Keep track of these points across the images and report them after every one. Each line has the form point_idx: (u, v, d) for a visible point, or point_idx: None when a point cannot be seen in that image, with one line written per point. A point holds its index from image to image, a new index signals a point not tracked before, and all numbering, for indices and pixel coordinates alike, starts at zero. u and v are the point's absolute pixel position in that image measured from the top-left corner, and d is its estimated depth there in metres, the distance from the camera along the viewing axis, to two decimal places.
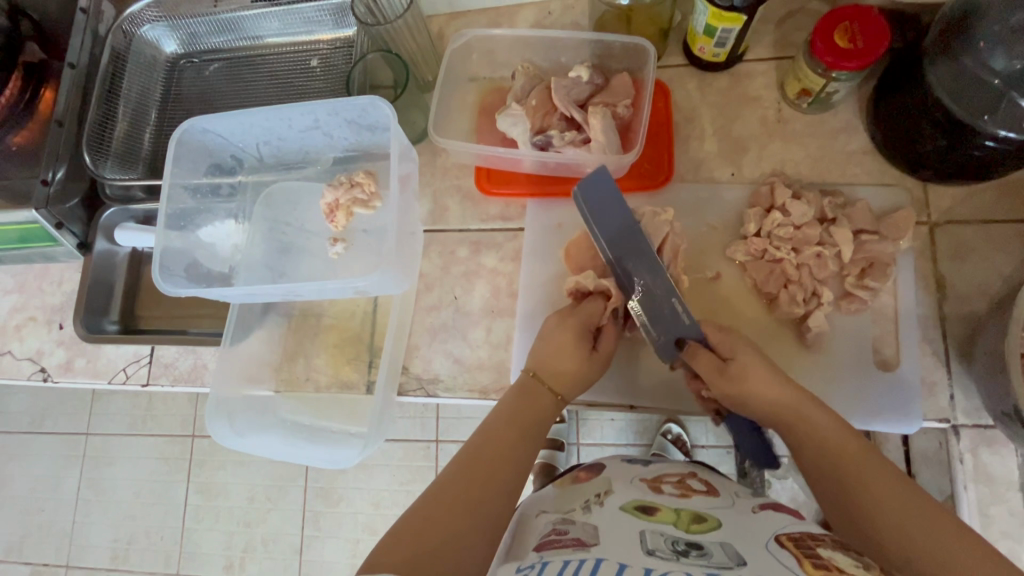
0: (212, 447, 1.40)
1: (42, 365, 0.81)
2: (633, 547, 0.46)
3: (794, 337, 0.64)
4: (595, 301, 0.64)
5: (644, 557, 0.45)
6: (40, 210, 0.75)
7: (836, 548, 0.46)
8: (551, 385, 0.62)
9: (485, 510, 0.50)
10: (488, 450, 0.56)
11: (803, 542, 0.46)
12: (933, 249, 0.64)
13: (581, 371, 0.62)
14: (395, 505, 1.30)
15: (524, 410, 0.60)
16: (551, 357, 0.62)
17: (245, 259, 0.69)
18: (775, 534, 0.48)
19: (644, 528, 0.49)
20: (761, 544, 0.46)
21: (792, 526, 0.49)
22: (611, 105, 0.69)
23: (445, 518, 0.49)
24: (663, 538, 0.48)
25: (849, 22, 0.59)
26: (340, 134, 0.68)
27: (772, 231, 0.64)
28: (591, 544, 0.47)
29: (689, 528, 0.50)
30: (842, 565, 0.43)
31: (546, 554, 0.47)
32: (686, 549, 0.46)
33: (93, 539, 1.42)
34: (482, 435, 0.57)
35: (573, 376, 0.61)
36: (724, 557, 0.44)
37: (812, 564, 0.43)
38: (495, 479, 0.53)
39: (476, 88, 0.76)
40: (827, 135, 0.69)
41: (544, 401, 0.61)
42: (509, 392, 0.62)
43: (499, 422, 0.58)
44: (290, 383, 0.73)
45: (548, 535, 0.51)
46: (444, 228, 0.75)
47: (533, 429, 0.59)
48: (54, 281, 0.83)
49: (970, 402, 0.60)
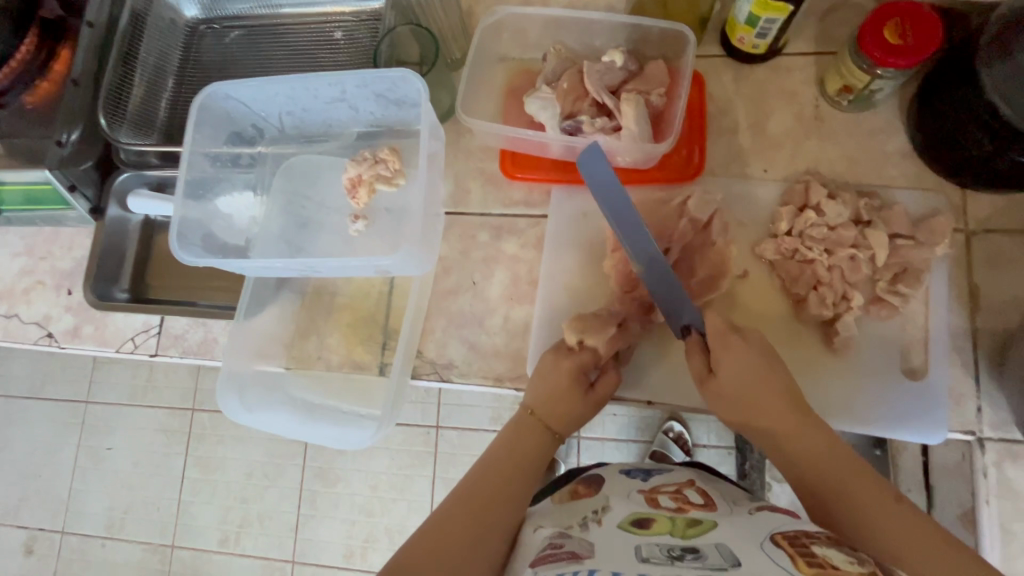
0: (211, 422, 1.40)
1: (49, 330, 0.80)
2: (627, 556, 0.46)
3: (821, 341, 0.62)
4: (586, 352, 0.62)
5: (638, 565, 0.44)
6: (53, 170, 0.74)
7: (830, 545, 0.44)
8: (550, 423, 0.61)
9: (484, 546, 0.53)
10: (485, 485, 0.57)
11: (798, 540, 0.45)
12: (968, 257, 0.62)
13: (577, 409, 0.61)
14: (392, 489, 1.30)
15: (521, 445, 0.61)
16: (548, 393, 0.61)
17: (263, 233, 0.67)
18: (770, 535, 0.46)
19: (639, 541, 0.48)
20: (756, 542, 0.45)
21: (786, 527, 0.48)
22: (644, 93, 0.67)
23: (445, 551, 0.52)
24: (658, 546, 0.47)
25: (900, 19, 0.57)
26: (366, 108, 0.66)
27: (804, 230, 0.62)
28: (586, 556, 0.46)
29: (685, 534, 0.49)
30: (837, 562, 0.42)
31: (540, 568, 0.46)
32: (681, 553, 0.45)
33: (89, 507, 1.42)
34: (484, 466, 0.59)
35: (569, 413, 0.61)
36: (719, 558, 0.44)
37: (807, 561, 0.41)
38: (492, 512, 0.55)
39: (505, 69, 0.73)
40: (865, 134, 0.67)
41: (538, 435, 0.61)
42: (507, 427, 0.62)
43: (498, 455, 0.60)
44: (301, 361, 0.72)
45: (544, 550, 0.50)
46: (465, 211, 0.73)
47: (531, 464, 0.60)
48: (63, 246, 0.82)
49: (997, 415, 0.59)
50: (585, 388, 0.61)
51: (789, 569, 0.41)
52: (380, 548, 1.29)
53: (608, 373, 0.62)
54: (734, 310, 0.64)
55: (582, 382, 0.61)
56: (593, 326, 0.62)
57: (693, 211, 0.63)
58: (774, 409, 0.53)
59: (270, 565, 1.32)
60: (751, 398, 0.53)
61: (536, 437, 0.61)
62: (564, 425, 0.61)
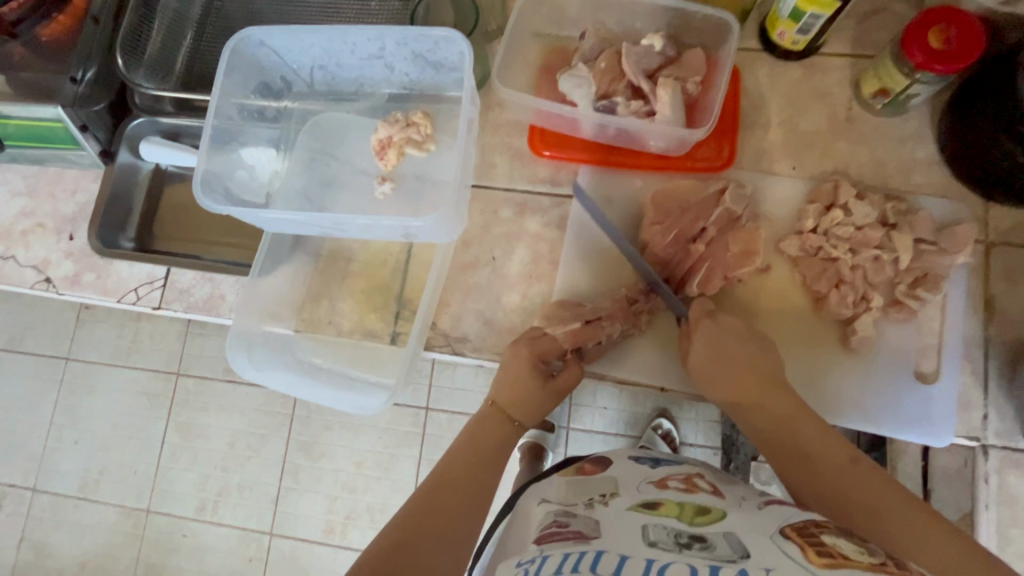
0: (196, 387, 1.37)
1: (47, 274, 0.77)
2: (634, 539, 0.45)
3: (837, 340, 0.63)
4: (554, 339, 0.63)
5: (646, 549, 0.43)
6: (65, 108, 0.71)
7: (839, 534, 0.44)
8: (507, 411, 0.64)
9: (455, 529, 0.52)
10: (452, 472, 0.58)
11: (808, 530, 0.45)
12: (986, 268, 0.63)
13: (536, 397, 0.64)
14: (378, 467, 1.29)
15: (483, 436, 0.62)
16: (504, 382, 0.64)
17: (285, 188, 0.66)
18: (780, 526, 0.46)
19: (645, 523, 0.47)
20: (765, 534, 0.45)
21: (794, 517, 0.47)
22: (681, 80, 0.66)
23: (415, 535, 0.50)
24: (665, 531, 0.46)
25: (946, 24, 0.57)
26: (402, 68, 0.65)
27: (830, 229, 0.63)
28: (593, 537, 0.46)
29: (693, 521, 0.48)
30: (847, 552, 0.42)
31: (546, 548, 0.45)
32: (690, 541, 0.44)
33: (62, 466, 1.38)
34: (448, 460, 0.59)
35: (528, 401, 0.64)
36: (728, 549, 0.43)
37: (816, 551, 0.41)
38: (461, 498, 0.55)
39: (540, 45, 0.72)
40: (895, 140, 0.67)
41: (498, 424, 0.63)
42: (470, 419, 0.64)
43: (459, 448, 0.61)
44: (310, 324, 0.71)
45: (549, 527, 0.49)
46: (489, 185, 0.72)
47: (494, 453, 0.61)
48: (67, 189, 0.79)
49: (1003, 423, 0.60)
50: (545, 378, 0.64)
51: (803, 561, 0.40)
52: (360, 525, 1.28)
53: (573, 365, 0.64)
54: (754, 303, 0.64)
55: (542, 372, 0.64)
56: (559, 317, 0.64)
57: (730, 200, 0.63)
58: (758, 392, 0.56)
59: (247, 536, 1.31)
60: (731, 367, 0.58)
61: (498, 431, 0.63)
62: (523, 414, 0.64)
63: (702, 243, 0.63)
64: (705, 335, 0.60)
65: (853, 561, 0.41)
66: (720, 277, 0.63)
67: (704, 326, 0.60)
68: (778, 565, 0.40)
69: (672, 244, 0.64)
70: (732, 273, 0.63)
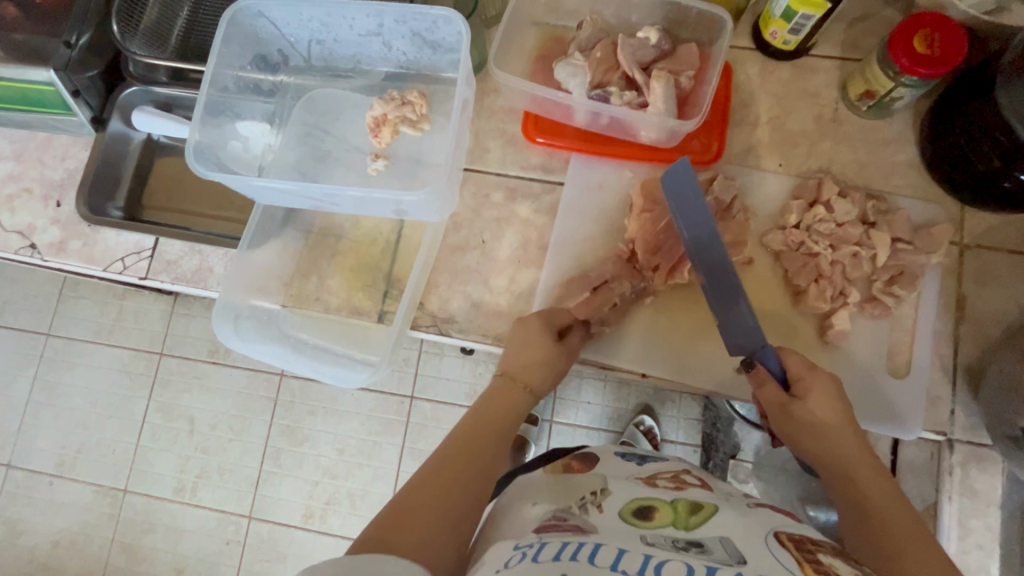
0: (179, 367, 1.36)
1: (32, 241, 0.76)
2: (632, 536, 0.45)
3: (816, 335, 0.64)
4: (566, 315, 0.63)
5: (644, 547, 0.43)
6: (57, 71, 0.71)
7: (837, 556, 0.43)
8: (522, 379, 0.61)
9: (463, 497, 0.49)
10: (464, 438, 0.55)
11: (804, 546, 0.44)
12: (960, 269, 0.65)
13: (552, 362, 0.62)
14: (359, 454, 1.29)
15: (497, 404, 0.60)
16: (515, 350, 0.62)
17: (278, 162, 0.66)
18: (774, 532, 0.46)
19: (644, 531, 0.46)
20: (760, 536, 0.45)
21: (790, 527, 0.47)
22: (674, 73, 0.67)
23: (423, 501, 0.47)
24: (663, 534, 0.46)
25: (930, 30, 0.58)
26: (400, 47, 0.66)
27: (812, 225, 0.64)
28: (591, 531, 0.46)
29: (688, 525, 0.47)
30: (845, 573, 0.41)
31: (544, 535, 0.46)
32: (686, 545, 0.44)
33: (39, 443, 1.37)
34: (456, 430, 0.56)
35: (538, 365, 0.61)
36: (724, 553, 0.42)
37: (813, 567, 0.41)
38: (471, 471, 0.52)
39: (537, 33, 0.73)
40: (877, 142, 0.69)
41: (509, 387, 0.61)
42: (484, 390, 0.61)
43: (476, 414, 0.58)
44: (298, 299, 0.71)
45: (548, 520, 0.50)
46: (482, 169, 0.73)
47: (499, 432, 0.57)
48: (56, 155, 0.78)
49: (969, 419, 0.62)
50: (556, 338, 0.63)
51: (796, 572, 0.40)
52: (340, 511, 1.27)
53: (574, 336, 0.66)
54: None
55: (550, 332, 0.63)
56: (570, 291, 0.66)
57: (717, 190, 0.65)
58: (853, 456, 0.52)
59: (225, 519, 1.30)
60: (827, 423, 0.53)
61: (512, 396, 0.61)
62: (534, 377, 0.61)
63: None
64: (816, 384, 0.55)
65: None
66: None
67: (814, 374, 0.55)
68: (774, 573, 0.39)
69: (666, 229, 0.65)
70: None
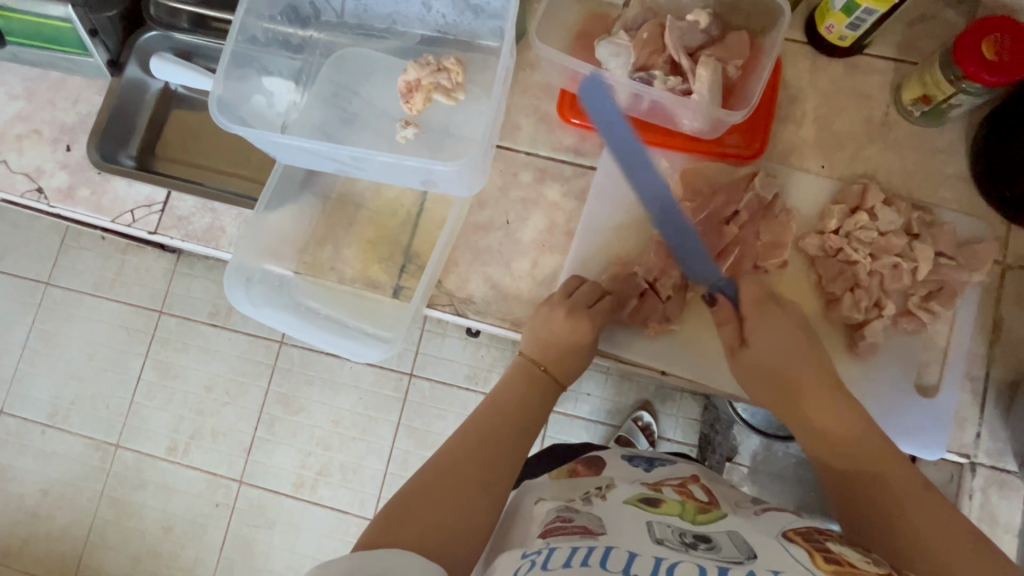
0: (178, 327, 1.34)
1: (39, 185, 0.73)
2: (640, 535, 0.43)
3: (845, 344, 0.62)
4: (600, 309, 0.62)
5: (653, 546, 0.42)
6: (76, 8, 0.67)
7: (845, 544, 0.43)
8: (547, 367, 0.61)
9: (475, 486, 0.49)
10: (484, 425, 0.55)
11: (811, 536, 0.44)
12: (1000, 290, 0.63)
13: (579, 352, 0.61)
14: (354, 427, 1.27)
15: (520, 393, 0.59)
16: (539, 332, 0.61)
17: (303, 119, 0.63)
18: (782, 529, 0.45)
19: (650, 520, 0.46)
20: (769, 534, 0.44)
21: (796, 521, 0.47)
22: (723, 62, 0.64)
23: (436, 490, 0.48)
24: (671, 529, 0.44)
25: (1000, 35, 0.55)
26: (440, 9, 0.62)
27: (852, 232, 0.62)
28: (599, 532, 0.44)
29: (694, 520, 0.46)
30: (853, 560, 0.41)
31: (552, 539, 0.43)
32: (694, 541, 0.43)
33: (32, 391, 1.35)
34: (478, 415, 0.57)
35: (564, 354, 0.61)
36: (733, 550, 0.41)
37: (824, 557, 0.40)
38: (488, 460, 0.52)
39: (580, 8, 0.69)
40: (926, 150, 0.66)
41: (532, 376, 0.61)
42: (509, 372, 0.62)
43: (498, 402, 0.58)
44: (312, 268, 0.69)
45: (553, 522, 0.47)
46: (511, 147, 0.70)
47: (525, 416, 0.58)
48: (69, 98, 0.75)
49: (994, 443, 0.61)
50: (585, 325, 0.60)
51: (809, 565, 0.39)
52: (331, 483, 1.27)
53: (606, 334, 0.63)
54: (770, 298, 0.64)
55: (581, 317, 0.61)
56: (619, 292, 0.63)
57: (759, 185, 0.63)
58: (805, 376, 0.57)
59: (215, 481, 1.29)
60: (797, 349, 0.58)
61: (535, 386, 0.60)
62: (558, 365, 0.61)
63: (735, 226, 0.62)
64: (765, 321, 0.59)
65: (859, 569, 0.39)
66: (749, 265, 0.63)
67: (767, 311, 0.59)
68: (786, 567, 0.38)
69: (705, 222, 0.63)
70: (760, 264, 0.63)
